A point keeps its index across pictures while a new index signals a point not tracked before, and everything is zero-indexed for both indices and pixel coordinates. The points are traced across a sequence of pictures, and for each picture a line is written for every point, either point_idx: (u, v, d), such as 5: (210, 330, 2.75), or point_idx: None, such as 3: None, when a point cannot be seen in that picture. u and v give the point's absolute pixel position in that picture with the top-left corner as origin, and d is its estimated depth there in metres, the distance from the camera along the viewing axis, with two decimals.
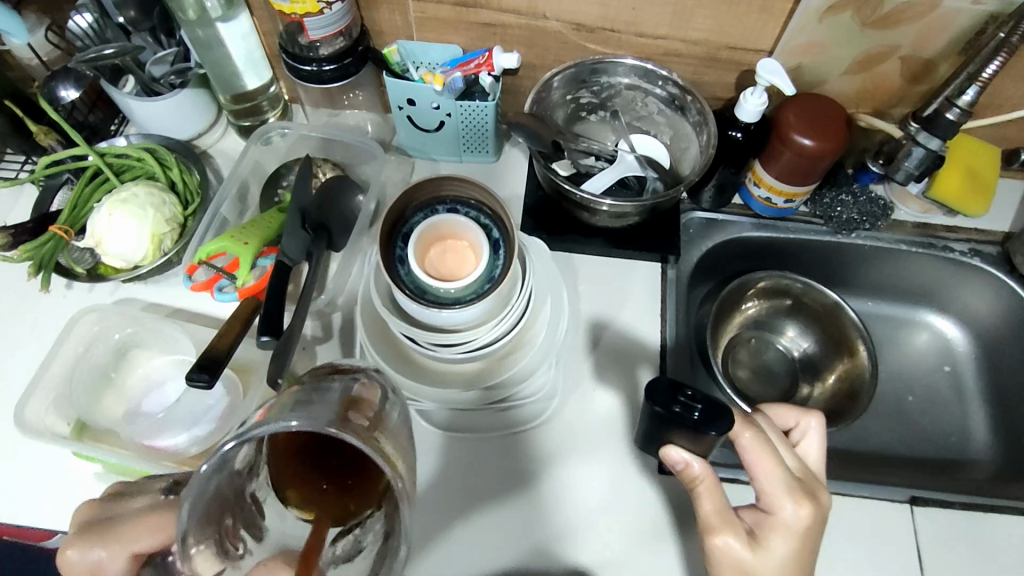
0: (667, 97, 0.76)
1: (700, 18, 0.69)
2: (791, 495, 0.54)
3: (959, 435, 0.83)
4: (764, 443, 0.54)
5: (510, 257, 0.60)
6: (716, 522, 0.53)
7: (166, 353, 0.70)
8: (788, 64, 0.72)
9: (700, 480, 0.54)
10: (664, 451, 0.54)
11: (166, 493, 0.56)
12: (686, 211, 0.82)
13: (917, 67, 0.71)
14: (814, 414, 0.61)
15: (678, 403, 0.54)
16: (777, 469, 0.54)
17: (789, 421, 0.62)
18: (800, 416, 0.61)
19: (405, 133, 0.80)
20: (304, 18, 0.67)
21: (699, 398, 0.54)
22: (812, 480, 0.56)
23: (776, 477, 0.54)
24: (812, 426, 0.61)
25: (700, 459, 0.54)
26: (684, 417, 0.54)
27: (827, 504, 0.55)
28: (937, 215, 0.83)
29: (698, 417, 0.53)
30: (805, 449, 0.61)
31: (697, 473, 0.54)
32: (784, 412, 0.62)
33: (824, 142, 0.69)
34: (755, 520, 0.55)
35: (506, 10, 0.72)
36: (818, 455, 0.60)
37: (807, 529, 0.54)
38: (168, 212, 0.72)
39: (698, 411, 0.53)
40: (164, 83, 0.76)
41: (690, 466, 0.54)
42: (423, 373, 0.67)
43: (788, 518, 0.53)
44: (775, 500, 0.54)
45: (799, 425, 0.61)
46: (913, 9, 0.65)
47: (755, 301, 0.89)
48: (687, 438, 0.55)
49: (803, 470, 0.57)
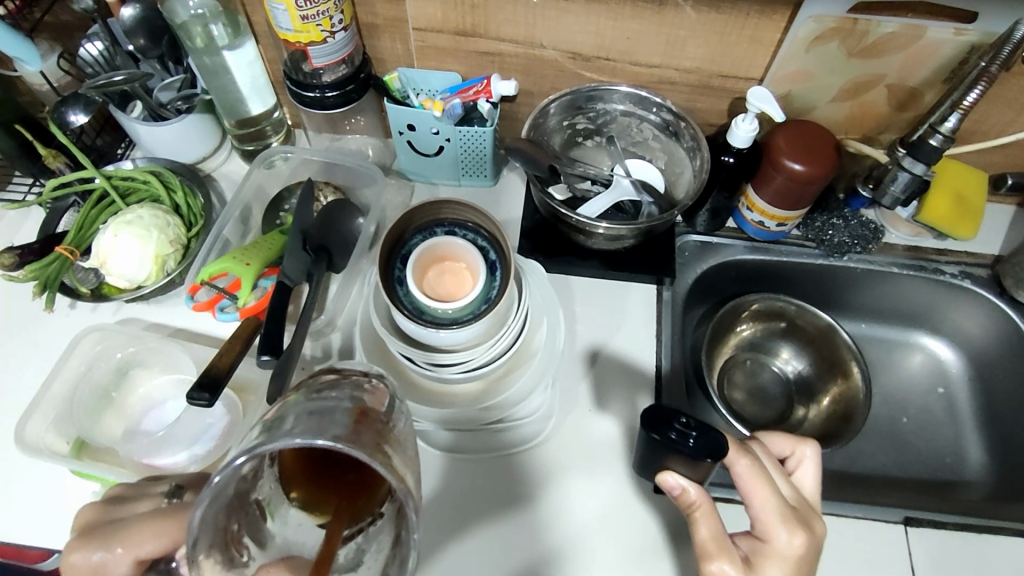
0: (660, 122, 0.78)
1: (692, 47, 0.72)
2: (785, 524, 0.54)
3: (954, 457, 0.83)
4: (760, 471, 0.55)
5: (507, 279, 0.62)
6: (713, 548, 0.54)
7: (167, 372, 0.71)
8: (777, 91, 0.74)
9: (697, 506, 0.55)
10: (659, 477, 0.56)
11: (168, 497, 0.57)
12: (680, 234, 0.84)
13: (902, 94, 0.73)
14: (810, 443, 0.62)
15: (673, 430, 0.56)
16: (771, 496, 0.55)
17: (784, 450, 0.62)
18: (794, 445, 0.62)
19: (405, 158, 0.82)
20: (308, 47, 0.69)
21: (693, 425, 0.56)
22: (806, 509, 0.57)
23: (771, 504, 0.54)
24: (807, 456, 0.61)
25: (696, 485, 0.55)
26: (678, 444, 0.55)
27: (821, 534, 0.56)
28: (927, 238, 0.84)
29: (693, 446, 0.54)
30: (800, 478, 0.61)
31: (694, 499, 0.55)
32: (779, 441, 0.62)
33: (814, 167, 0.71)
34: (751, 547, 0.55)
35: (504, 39, 0.74)
36: (813, 484, 0.61)
37: (801, 557, 0.53)
38: (171, 233, 0.73)
39: (692, 440, 0.55)
40: (170, 108, 0.78)
41: (687, 492, 0.55)
42: (421, 393, 0.68)
43: (781, 546, 0.54)
44: (769, 528, 0.54)
45: (794, 454, 0.62)
46: (895, 40, 0.67)
47: (750, 323, 0.90)
48: (682, 462, 0.56)
49: (798, 499, 0.57)
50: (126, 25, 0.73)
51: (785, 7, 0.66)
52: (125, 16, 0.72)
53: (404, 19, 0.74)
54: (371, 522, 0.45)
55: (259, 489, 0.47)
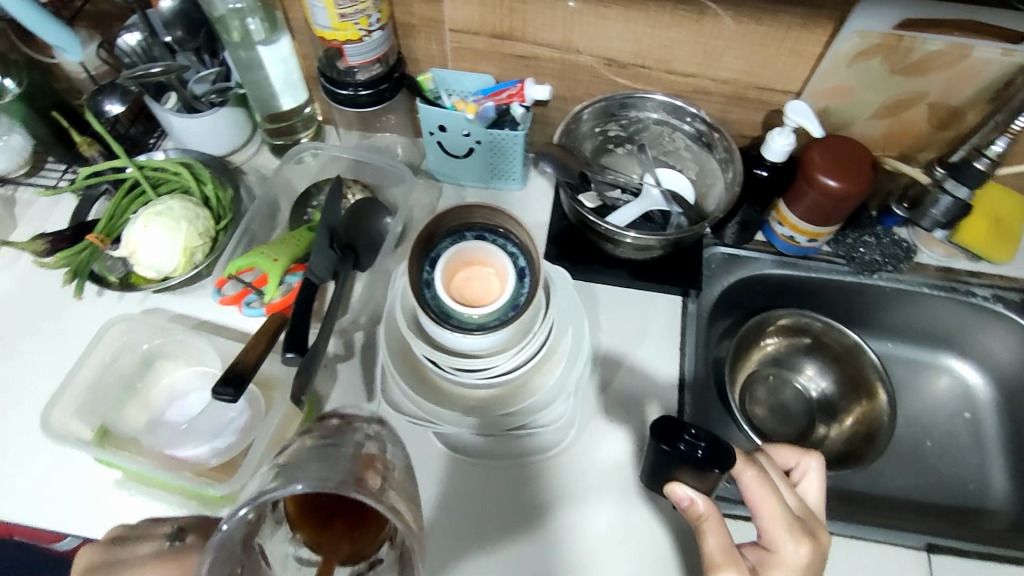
0: (694, 133, 0.77)
1: (730, 58, 0.71)
2: (791, 533, 0.54)
3: (977, 483, 0.82)
4: (765, 482, 0.55)
5: (535, 286, 0.61)
6: (720, 560, 0.52)
7: (191, 364, 0.72)
8: (815, 106, 0.73)
9: (704, 517, 0.54)
10: (669, 488, 0.55)
11: (171, 539, 0.53)
12: (708, 245, 0.83)
13: (944, 114, 0.71)
14: (814, 454, 0.61)
15: (683, 441, 0.55)
16: (778, 507, 0.54)
17: (790, 461, 0.62)
18: (800, 456, 0.61)
19: (434, 158, 0.82)
20: (345, 45, 0.69)
21: (703, 436, 0.55)
22: (812, 519, 0.56)
23: (777, 515, 0.54)
24: (812, 467, 0.61)
25: (705, 497, 0.55)
26: (688, 455, 0.54)
27: (827, 544, 0.55)
28: (961, 260, 0.83)
29: (701, 456, 0.54)
30: (805, 489, 0.61)
31: (702, 511, 0.54)
32: (785, 452, 0.62)
33: (850, 184, 0.70)
34: (757, 557, 0.55)
35: (540, 43, 0.74)
36: (818, 496, 0.60)
37: (807, 567, 0.53)
38: (200, 225, 0.73)
39: (701, 450, 0.54)
40: (204, 101, 0.78)
41: (695, 504, 0.54)
42: (443, 396, 0.67)
43: (788, 556, 0.53)
44: (775, 537, 0.54)
45: (799, 465, 0.61)
46: (941, 58, 0.65)
47: (775, 338, 0.89)
48: (690, 473, 0.55)
49: (803, 509, 0.57)
50: (164, 16, 0.74)
51: (828, 21, 0.65)
52: (164, 7, 0.73)
53: (441, 20, 0.74)
54: (371, 567, 0.44)
55: (261, 532, 0.44)
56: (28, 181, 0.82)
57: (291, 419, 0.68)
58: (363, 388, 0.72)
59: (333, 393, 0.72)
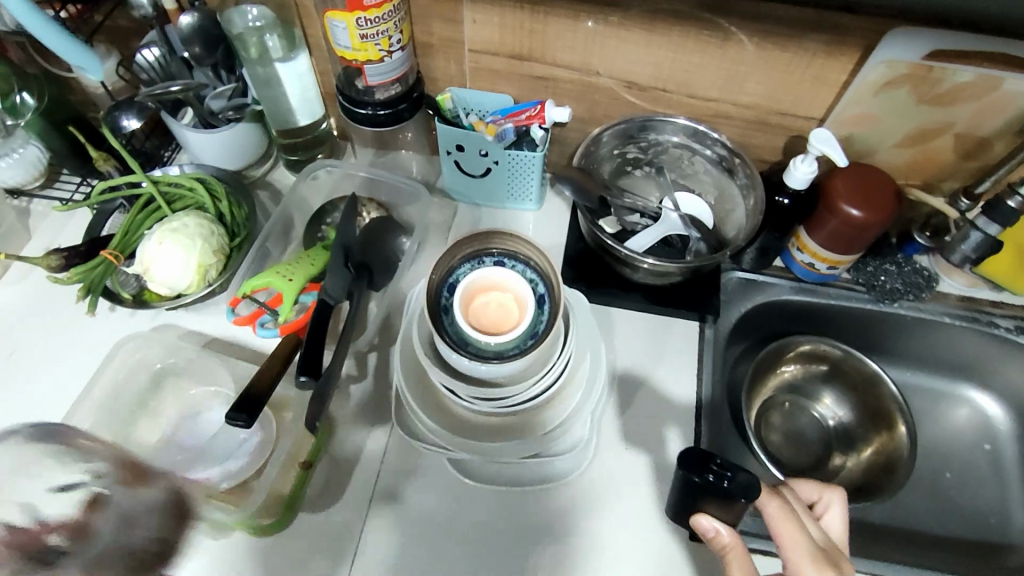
0: (714, 157, 0.76)
1: (753, 84, 0.70)
2: (815, 565, 0.52)
3: (999, 516, 0.81)
4: (786, 511, 0.54)
5: (554, 313, 0.60)
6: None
7: (204, 384, 0.71)
8: (838, 133, 0.72)
9: (730, 550, 0.55)
10: (694, 519, 0.56)
11: None
12: (725, 270, 0.82)
13: (971, 144, 0.70)
14: (835, 489, 0.61)
15: (710, 471, 0.55)
16: (802, 539, 0.53)
17: (810, 495, 0.61)
18: (820, 490, 0.61)
19: (451, 177, 0.81)
20: (364, 65, 0.68)
21: (728, 466, 0.55)
22: (836, 552, 0.54)
23: (798, 546, 0.53)
24: (834, 502, 0.60)
25: (730, 529, 0.55)
26: (714, 486, 0.55)
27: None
28: (983, 289, 0.81)
29: (728, 486, 0.54)
30: (828, 523, 0.60)
31: (726, 542, 0.55)
32: (806, 486, 0.61)
33: (872, 214, 0.69)
34: None
35: (560, 65, 0.73)
36: (840, 532, 0.60)
37: None
38: (215, 242, 0.73)
39: (728, 480, 0.54)
40: (221, 117, 0.77)
41: (720, 536, 0.55)
42: (458, 422, 0.66)
43: None
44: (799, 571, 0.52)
45: (822, 499, 0.61)
46: (970, 89, 0.64)
47: (792, 365, 0.88)
48: (716, 504, 0.56)
49: (827, 542, 0.55)
50: (183, 33, 0.72)
51: (854, 50, 0.64)
52: (183, 24, 0.72)
53: (460, 40, 0.73)
54: None
55: None
56: (43, 193, 0.82)
57: (301, 442, 0.66)
58: (377, 411, 0.71)
59: (346, 416, 0.71)
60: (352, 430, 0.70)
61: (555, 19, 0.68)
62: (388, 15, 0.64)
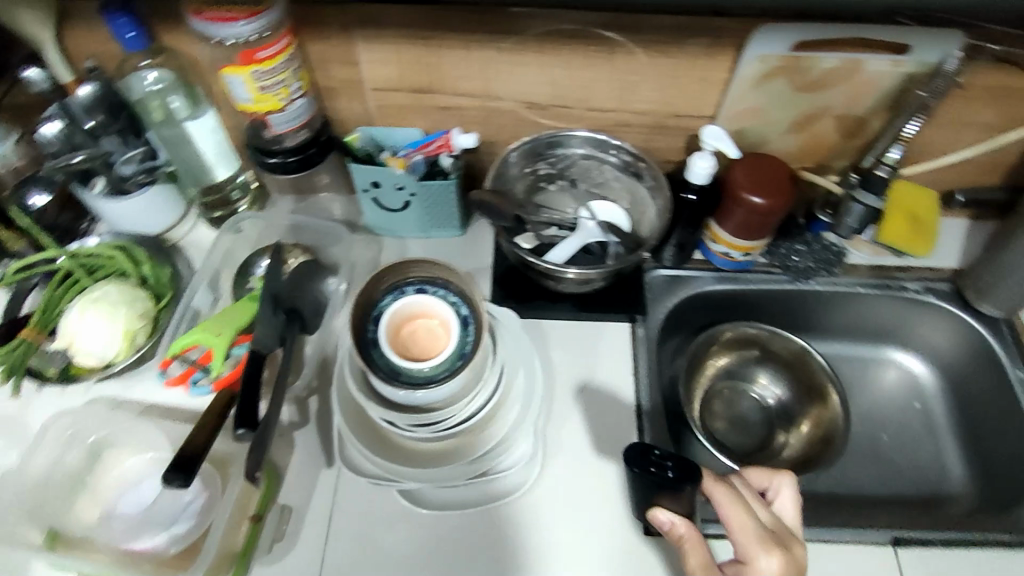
0: (620, 164, 0.79)
1: (645, 91, 0.74)
2: (763, 544, 0.52)
3: (936, 471, 0.84)
4: (734, 495, 0.55)
5: (480, 332, 0.62)
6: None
7: (140, 452, 0.69)
8: (730, 128, 0.77)
9: (687, 541, 0.55)
10: (650, 513, 0.57)
11: None
12: (649, 270, 0.85)
13: (851, 123, 0.75)
14: (786, 474, 0.62)
15: (651, 462, 0.58)
16: (749, 518, 0.54)
17: (762, 481, 0.63)
18: (769, 476, 0.62)
19: (373, 214, 0.83)
20: (268, 116, 0.69)
21: (668, 456, 0.58)
22: (786, 533, 0.55)
23: (747, 528, 0.53)
24: (784, 485, 0.62)
25: (685, 520, 0.56)
26: (661, 477, 0.57)
27: (802, 559, 0.53)
28: (888, 257, 0.86)
29: (672, 475, 0.57)
30: (780, 507, 0.61)
31: (683, 533, 0.55)
32: (756, 473, 0.63)
33: (773, 199, 0.73)
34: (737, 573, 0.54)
35: (461, 93, 0.76)
36: (793, 515, 0.61)
37: None
38: (140, 307, 0.72)
39: (670, 470, 0.57)
40: (133, 182, 0.76)
41: (676, 527, 0.56)
42: (401, 452, 0.66)
43: (763, 568, 0.51)
44: (749, 549, 0.52)
45: (772, 484, 0.62)
46: (838, 74, 0.69)
47: (725, 353, 0.91)
48: (667, 496, 0.58)
49: (777, 524, 0.56)
50: (84, 103, 0.71)
51: (729, 49, 0.68)
52: (83, 94, 0.71)
53: (361, 80, 0.75)
54: None
55: None
56: None
57: (248, 497, 0.66)
58: (323, 454, 0.71)
59: (292, 463, 0.71)
60: (300, 476, 0.70)
61: (449, 50, 0.71)
62: (284, 65, 0.65)
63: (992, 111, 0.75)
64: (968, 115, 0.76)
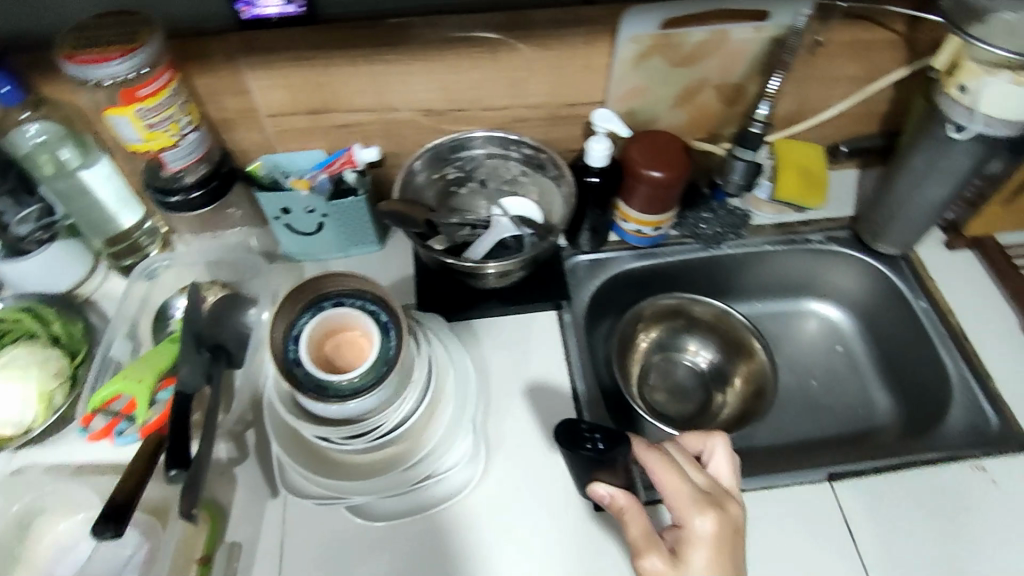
0: (524, 158, 0.81)
1: (535, 84, 0.76)
2: (697, 507, 0.52)
3: (864, 407, 0.89)
4: (667, 461, 0.55)
5: (401, 337, 0.62)
6: (642, 545, 0.54)
7: (73, 514, 0.68)
8: (620, 109, 0.80)
9: (626, 510, 0.56)
10: (590, 488, 0.58)
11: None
12: (568, 257, 0.87)
13: (730, 91, 0.80)
14: (719, 435, 0.61)
15: (584, 440, 0.59)
16: (683, 483, 0.54)
17: (697, 444, 0.62)
18: (701, 440, 0.62)
19: (289, 241, 0.83)
20: (161, 153, 0.69)
21: (597, 429, 0.60)
22: (721, 492, 0.55)
23: (682, 493, 0.53)
24: (719, 446, 0.61)
25: (623, 491, 0.57)
26: (593, 451, 0.59)
27: (737, 517, 0.54)
28: (791, 214, 0.91)
29: (602, 448, 0.59)
30: (716, 469, 0.60)
31: (622, 504, 0.57)
32: (690, 437, 0.62)
33: (669, 171, 0.76)
34: (675, 538, 0.54)
35: (358, 109, 0.77)
36: (729, 474, 0.60)
37: (719, 538, 0.52)
38: (53, 367, 0.71)
39: (600, 443, 0.59)
40: (31, 240, 0.75)
41: (615, 499, 0.57)
42: (343, 469, 0.66)
43: (699, 531, 0.52)
44: (685, 514, 0.53)
45: (707, 447, 0.62)
46: (708, 46, 0.74)
47: (654, 327, 0.94)
48: (605, 471, 0.61)
49: (713, 485, 0.56)
50: None
51: (606, 34, 0.71)
52: None
53: (255, 108, 0.75)
54: None
55: None
56: None
57: (192, 539, 0.64)
58: (267, 485, 0.71)
59: (235, 498, 0.70)
60: (246, 510, 0.69)
61: (338, 68, 0.72)
62: (168, 100, 0.65)
63: (855, 65, 0.81)
64: (836, 71, 0.81)
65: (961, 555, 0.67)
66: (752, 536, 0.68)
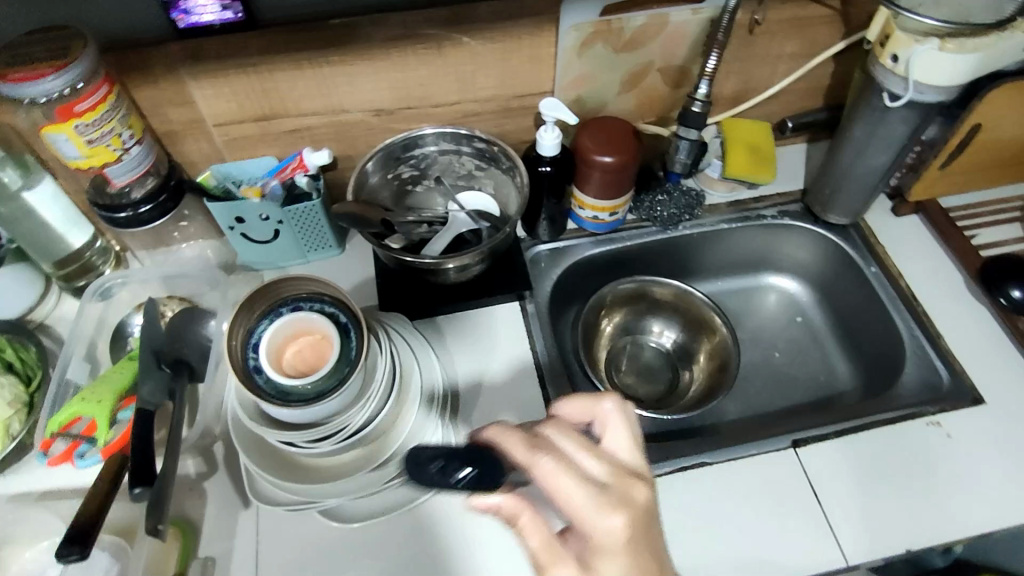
0: (477, 152, 0.81)
1: (482, 78, 0.77)
2: (600, 507, 0.40)
3: (826, 374, 0.92)
4: (549, 456, 0.42)
5: (361, 336, 0.62)
6: (545, 559, 0.40)
7: (37, 542, 0.67)
8: (569, 98, 0.81)
9: (519, 515, 0.42)
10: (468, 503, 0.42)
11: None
12: (529, 248, 0.88)
13: (675, 74, 0.81)
14: (611, 394, 0.47)
15: (432, 467, 0.52)
16: (575, 480, 0.41)
17: (582, 415, 0.48)
18: (593, 405, 0.47)
19: (246, 250, 0.82)
20: (104, 169, 0.68)
21: (454, 453, 0.51)
22: (627, 476, 0.42)
23: (573, 494, 0.40)
24: (608, 410, 0.46)
25: (511, 494, 0.42)
26: (448, 476, 0.50)
27: (650, 500, 0.41)
28: (743, 191, 0.93)
29: (466, 475, 0.49)
30: (613, 442, 0.45)
31: (513, 511, 0.42)
32: (571, 406, 0.48)
33: (620, 155, 0.77)
34: (581, 546, 0.40)
35: (306, 113, 0.76)
36: (631, 443, 0.45)
37: (635, 537, 0.39)
38: (8, 394, 0.69)
39: (462, 470, 0.50)
40: None
41: (503, 507, 0.42)
42: (315, 474, 0.66)
43: (607, 536, 0.39)
44: (586, 520, 0.40)
45: (596, 415, 0.47)
46: (649, 30, 0.75)
47: (619, 311, 0.95)
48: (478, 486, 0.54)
49: (614, 471, 0.42)
50: None
51: (548, 24, 0.72)
52: None
53: (201, 118, 0.74)
54: None
55: None
56: None
57: (165, 554, 0.65)
58: (238, 496, 0.70)
59: (207, 512, 0.69)
60: (218, 524, 0.69)
61: (282, 72, 0.71)
62: (108, 113, 0.64)
63: (795, 41, 0.83)
64: (776, 48, 0.83)
65: (923, 509, 0.69)
66: (722, 506, 0.69)
